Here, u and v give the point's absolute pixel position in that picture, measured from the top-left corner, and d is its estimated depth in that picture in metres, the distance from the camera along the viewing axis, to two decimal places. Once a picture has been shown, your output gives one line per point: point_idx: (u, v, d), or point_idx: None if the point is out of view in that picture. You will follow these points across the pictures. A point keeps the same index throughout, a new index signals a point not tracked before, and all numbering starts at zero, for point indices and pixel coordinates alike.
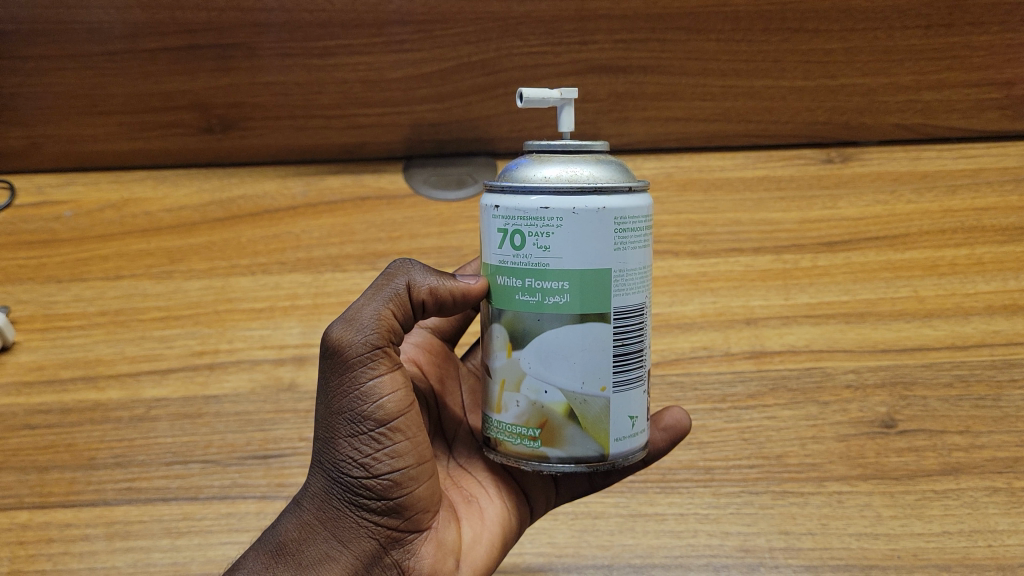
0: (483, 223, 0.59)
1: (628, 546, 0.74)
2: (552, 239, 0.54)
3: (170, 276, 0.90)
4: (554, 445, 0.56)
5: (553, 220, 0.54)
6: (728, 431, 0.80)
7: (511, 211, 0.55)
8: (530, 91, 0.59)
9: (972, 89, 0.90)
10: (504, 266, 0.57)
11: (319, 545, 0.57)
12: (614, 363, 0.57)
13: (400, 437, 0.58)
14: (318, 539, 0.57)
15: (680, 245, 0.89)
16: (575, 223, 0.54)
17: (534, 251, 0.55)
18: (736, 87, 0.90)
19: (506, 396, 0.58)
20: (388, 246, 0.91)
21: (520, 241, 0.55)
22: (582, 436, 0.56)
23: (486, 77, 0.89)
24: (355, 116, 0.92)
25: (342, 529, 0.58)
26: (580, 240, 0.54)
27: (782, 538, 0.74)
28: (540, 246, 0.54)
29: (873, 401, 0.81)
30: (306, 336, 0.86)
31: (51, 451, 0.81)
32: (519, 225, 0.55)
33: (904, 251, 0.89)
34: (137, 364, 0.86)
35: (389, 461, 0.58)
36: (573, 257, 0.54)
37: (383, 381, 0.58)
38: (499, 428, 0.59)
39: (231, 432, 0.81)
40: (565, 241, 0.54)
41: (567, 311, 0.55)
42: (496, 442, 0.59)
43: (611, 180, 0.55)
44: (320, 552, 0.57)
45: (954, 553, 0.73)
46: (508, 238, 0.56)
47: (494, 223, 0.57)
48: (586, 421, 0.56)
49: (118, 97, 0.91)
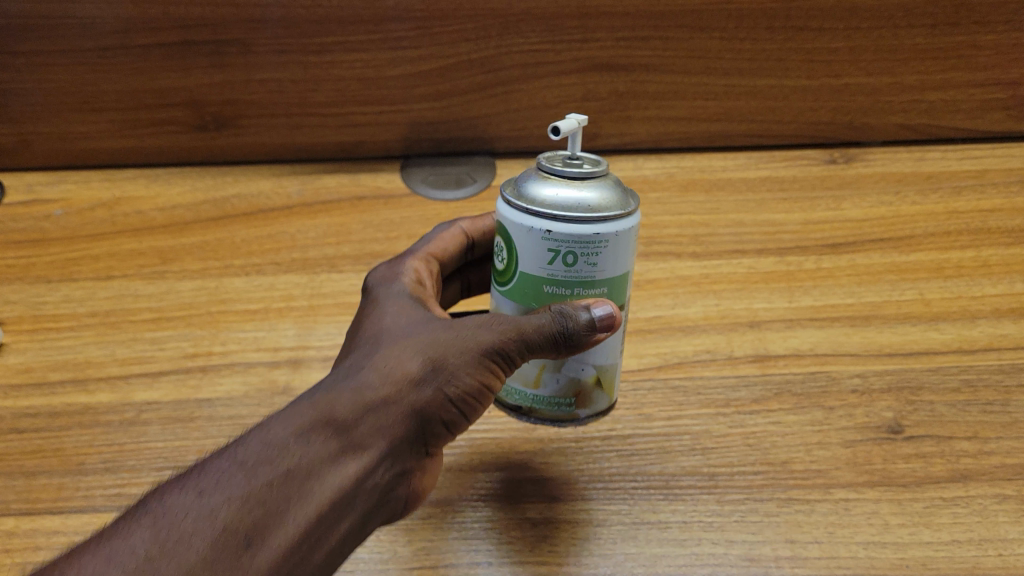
0: (522, 243, 0.59)
1: (631, 555, 0.65)
2: (602, 259, 0.59)
3: (162, 277, 0.87)
4: (585, 407, 0.69)
5: (604, 242, 0.58)
6: (732, 437, 0.74)
7: (565, 237, 0.57)
8: (562, 124, 0.58)
9: (978, 89, 0.97)
10: (553, 280, 0.60)
11: (376, 438, 0.52)
12: (621, 336, 0.68)
13: (475, 405, 0.57)
14: (377, 421, 0.52)
15: (682, 246, 0.91)
16: (619, 241, 0.58)
17: (585, 267, 0.59)
18: (737, 86, 0.95)
19: (546, 376, 0.66)
20: (385, 245, 0.89)
21: (573, 261, 0.58)
22: (604, 395, 0.69)
23: (485, 75, 0.92)
24: (350, 114, 0.94)
25: (399, 437, 0.53)
26: (620, 253, 0.59)
27: (787, 546, 0.65)
28: (591, 263, 0.58)
29: (879, 406, 0.76)
30: (302, 339, 0.80)
31: (38, 456, 0.70)
32: (575, 250, 0.58)
33: (909, 253, 0.90)
34: (128, 366, 0.78)
35: (460, 410, 0.56)
36: (615, 267, 0.60)
37: (499, 369, 0.57)
38: (533, 400, 0.68)
39: (225, 436, 0.71)
40: (611, 256, 0.59)
41: None
42: (524, 410, 0.69)
43: (628, 195, 0.60)
44: (369, 434, 0.52)
45: (963, 563, 0.64)
46: (557, 258, 0.58)
47: (542, 247, 0.58)
48: (608, 383, 0.69)
49: (110, 93, 0.91)
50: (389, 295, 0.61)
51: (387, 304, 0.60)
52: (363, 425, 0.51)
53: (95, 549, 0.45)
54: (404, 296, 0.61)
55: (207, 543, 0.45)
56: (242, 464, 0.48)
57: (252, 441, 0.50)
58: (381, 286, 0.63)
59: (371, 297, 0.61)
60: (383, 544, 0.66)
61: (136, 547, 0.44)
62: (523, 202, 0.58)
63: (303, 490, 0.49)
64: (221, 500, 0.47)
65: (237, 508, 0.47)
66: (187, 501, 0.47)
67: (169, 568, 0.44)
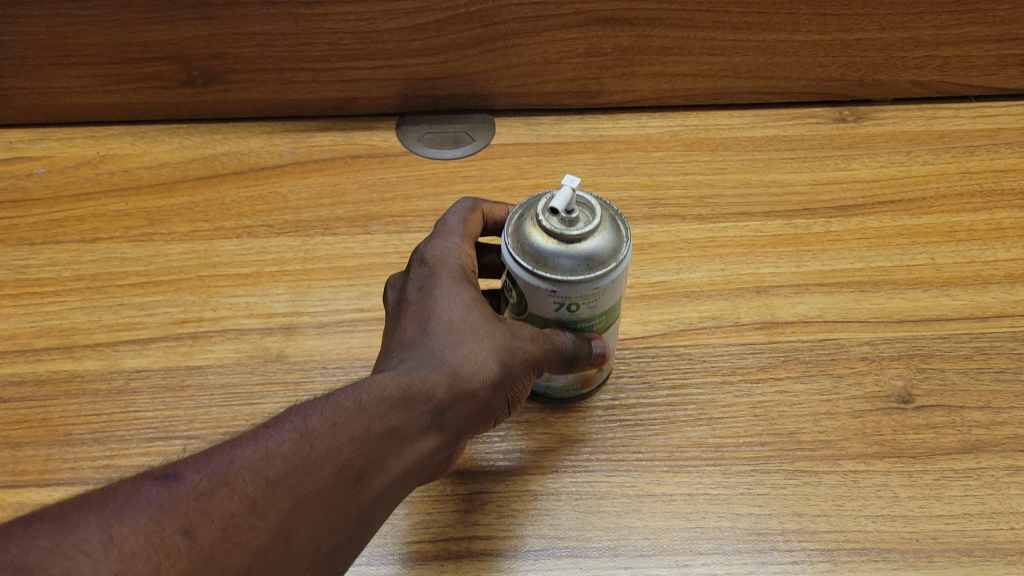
0: (526, 294, 0.59)
1: (636, 528, 0.64)
2: (602, 300, 0.60)
3: (149, 239, 0.84)
4: (588, 387, 0.72)
5: (603, 291, 0.59)
6: (738, 407, 0.72)
7: (566, 295, 0.58)
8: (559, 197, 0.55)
9: (995, 45, 0.92)
10: (558, 322, 0.61)
11: (454, 423, 0.54)
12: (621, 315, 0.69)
13: (515, 403, 0.60)
14: (462, 408, 0.54)
15: (687, 209, 0.88)
16: (616, 284, 0.59)
17: (584, 310, 0.60)
18: (747, 41, 0.90)
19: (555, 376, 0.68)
20: (380, 207, 0.87)
21: (577, 309, 0.60)
22: (604, 373, 0.72)
23: (484, 29, 0.87)
24: (344, 70, 0.90)
25: (466, 423, 0.55)
26: (616, 290, 0.60)
27: (795, 519, 0.65)
28: (590, 306, 0.60)
29: (889, 374, 0.74)
30: (295, 304, 0.78)
31: (24, 426, 0.69)
32: (578, 302, 0.59)
33: (921, 216, 0.87)
34: (116, 333, 0.75)
35: (504, 404, 0.59)
36: (612, 300, 0.61)
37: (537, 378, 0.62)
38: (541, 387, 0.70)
39: (216, 407, 0.70)
40: (608, 296, 0.60)
41: (606, 326, 0.64)
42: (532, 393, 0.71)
43: (621, 230, 0.60)
44: (453, 418, 0.54)
45: (975, 537, 0.63)
46: (559, 307, 0.59)
47: (548, 301, 0.59)
48: (608, 364, 0.71)
49: (91, 47, 0.86)
50: (454, 273, 0.60)
51: (453, 277, 0.59)
52: (451, 408, 0.53)
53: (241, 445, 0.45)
54: (471, 278, 0.60)
55: (333, 475, 0.46)
56: (366, 407, 0.49)
57: (360, 390, 0.50)
58: (444, 259, 0.61)
59: (437, 267, 0.60)
60: None
61: (278, 458, 0.45)
62: (525, 260, 0.57)
63: (397, 455, 0.50)
64: (344, 440, 0.47)
65: (359, 450, 0.48)
66: (322, 428, 0.47)
67: (291, 496, 0.44)
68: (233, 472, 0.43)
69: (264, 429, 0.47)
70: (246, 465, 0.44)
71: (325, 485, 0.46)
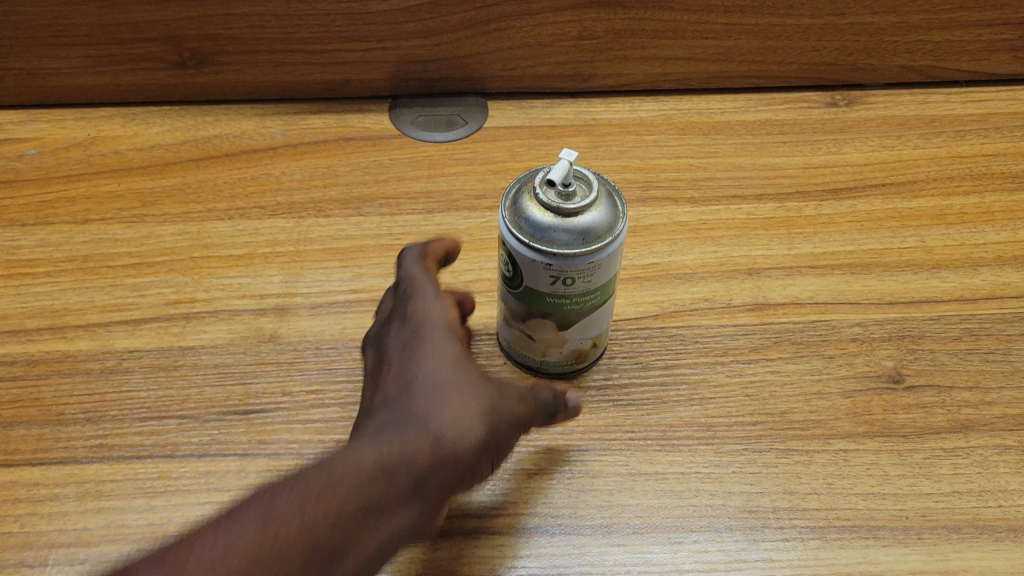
0: (524, 267, 0.63)
1: (628, 506, 0.64)
2: (598, 275, 0.63)
3: (141, 220, 0.83)
4: (585, 363, 0.73)
5: (598, 265, 0.62)
6: (730, 386, 0.72)
7: (562, 269, 0.62)
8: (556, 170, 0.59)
9: (986, 30, 0.93)
10: (554, 295, 0.65)
11: (435, 492, 0.56)
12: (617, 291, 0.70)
13: (501, 459, 0.62)
14: (439, 477, 0.56)
15: (680, 191, 0.89)
16: (611, 259, 0.63)
17: (580, 284, 0.64)
18: (740, 25, 0.90)
19: (552, 349, 0.70)
20: (373, 189, 0.87)
21: (572, 282, 0.63)
22: (601, 349, 0.73)
23: (478, 12, 0.87)
24: (337, 52, 0.90)
25: (446, 490, 0.57)
26: (611, 265, 0.64)
27: (786, 497, 0.65)
28: (586, 280, 0.63)
29: (880, 355, 0.75)
30: (288, 285, 0.78)
31: (16, 406, 0.69)
32: (574, 275, 0.63)
33: (911, 199, 0.88)
34: (108, 313, 0.75)
35: (488, 464, 0.61)
36: (607, 275, 0.65)
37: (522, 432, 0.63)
38: (538, 363, 0.72)
39: (209, 387, 0.70)
40: (604, 270, 0.64)
41: (602, 301, 0.67)
42: (530, 368, 0.73)
43: (616, 208, 0.63)
44: (433, 487, 0.56)
45: (963, 514, 0.64)
46: (556, 281, 0.63)
47: (544, 274, 0.63)
48: (604, 340, 0.72)
49: (82, 27, 0.86)
50: (436, 331, 0.62)
51: (432, 336, 0.62)
52: (429, 479, 0.55)
53: (207, 531, 0.49)
54: (451, 333, 0.62)
55: (300, 550, 0.49)
56: (337, 484, 0.52)
57: (332, 468, 0.53)
58: (424, 318, 0.64)
59: (419, 324, 0.62)
60: None
61: (241, 539, 0.48)
62: (524, 234, 0.61)
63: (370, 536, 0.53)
64: (315, 521, 0.50)
65: (330, 529, 0.51)
66: (293, 510, 0.51)
67: (259, 568, 0.48)
68: (205, 557, 0.47)
69: (233, 515, 0.51)
70: (215, 552, 0.48)
71: (292, 563, 0.49)
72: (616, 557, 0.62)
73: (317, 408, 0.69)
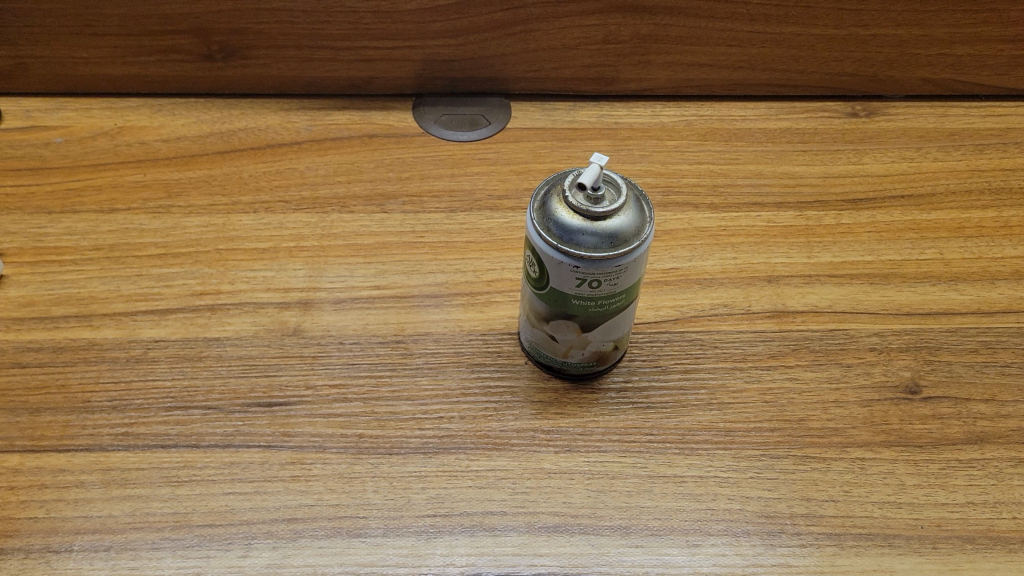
0: (550, 268, 0.64)
1: (646, 508, 0.65)
2: (623, 278, 0.64)
3: (167, 211, 0.84)
4: (606, 364, 0.74)
5: (624, 269, 0.63)
6: (749, 392, 0.73)
7: (589, 271, 0.62)
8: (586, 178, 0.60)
9: (1007, 45, 0.94)
10: (580, 297, 0.65)
11: None
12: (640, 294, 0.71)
13: None
14: None
15: (701, 197, 0.89)
16: (638, 263, 0.64)
17: (606, 287, 0.64)
18: (763, 34, 0.91)
19: (574, 351, 0.71)
20: (396, 185, 0.88)
21: (598, 285, 0.64)
22: (621, 351, 0.74)
23: (505, 13, 0.88)
24: (364, 49, 0.90)
25: None
26: (638, 269, 0.65)
27: (803, 504, 0.66)
28: (612, 283, 0.64)
29: (898, 365, 0.75)
30: (312, 280, 0.79)
31: (43, 392, 0.69)
32: (600, 278, 0.63)
33: (931, 212, 0.88)
34: (134, 303, 0.76)
35: None
36: (633, 278, 0.65)
37: None
38: (560, 363, 0.73)
39: (234, 378, 0.71)
40: (630, 274, 0.64)
41: (627, 304, 0.68)
42: (552, 367, 0.74)
43: (645, 212, 0.64)
44: None
45: (978, 525, 0.65)
46: (583, 283, 0.64)
47: (570, 275, 0.63)
48: (625, 342, 0.73)
49: (114, 18, 0.87)
50: None
51: None
52: None
53: None
54: None
55: None
56: None
57: None
58: None
59: None
60: (397, 490, 0.65)
61: None
62: (552, 236, 0.62)
63: None
64: None
65: None
66: None
67: None
68: None
69: None
70: None
71: None
72: (635, 558, 0.62)
73: (339, 403, 0.70)
